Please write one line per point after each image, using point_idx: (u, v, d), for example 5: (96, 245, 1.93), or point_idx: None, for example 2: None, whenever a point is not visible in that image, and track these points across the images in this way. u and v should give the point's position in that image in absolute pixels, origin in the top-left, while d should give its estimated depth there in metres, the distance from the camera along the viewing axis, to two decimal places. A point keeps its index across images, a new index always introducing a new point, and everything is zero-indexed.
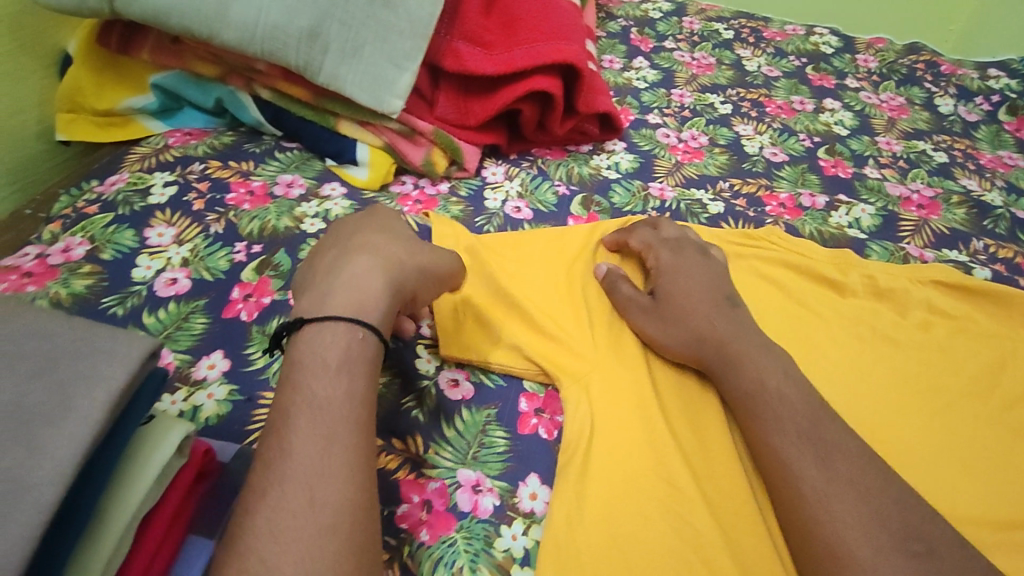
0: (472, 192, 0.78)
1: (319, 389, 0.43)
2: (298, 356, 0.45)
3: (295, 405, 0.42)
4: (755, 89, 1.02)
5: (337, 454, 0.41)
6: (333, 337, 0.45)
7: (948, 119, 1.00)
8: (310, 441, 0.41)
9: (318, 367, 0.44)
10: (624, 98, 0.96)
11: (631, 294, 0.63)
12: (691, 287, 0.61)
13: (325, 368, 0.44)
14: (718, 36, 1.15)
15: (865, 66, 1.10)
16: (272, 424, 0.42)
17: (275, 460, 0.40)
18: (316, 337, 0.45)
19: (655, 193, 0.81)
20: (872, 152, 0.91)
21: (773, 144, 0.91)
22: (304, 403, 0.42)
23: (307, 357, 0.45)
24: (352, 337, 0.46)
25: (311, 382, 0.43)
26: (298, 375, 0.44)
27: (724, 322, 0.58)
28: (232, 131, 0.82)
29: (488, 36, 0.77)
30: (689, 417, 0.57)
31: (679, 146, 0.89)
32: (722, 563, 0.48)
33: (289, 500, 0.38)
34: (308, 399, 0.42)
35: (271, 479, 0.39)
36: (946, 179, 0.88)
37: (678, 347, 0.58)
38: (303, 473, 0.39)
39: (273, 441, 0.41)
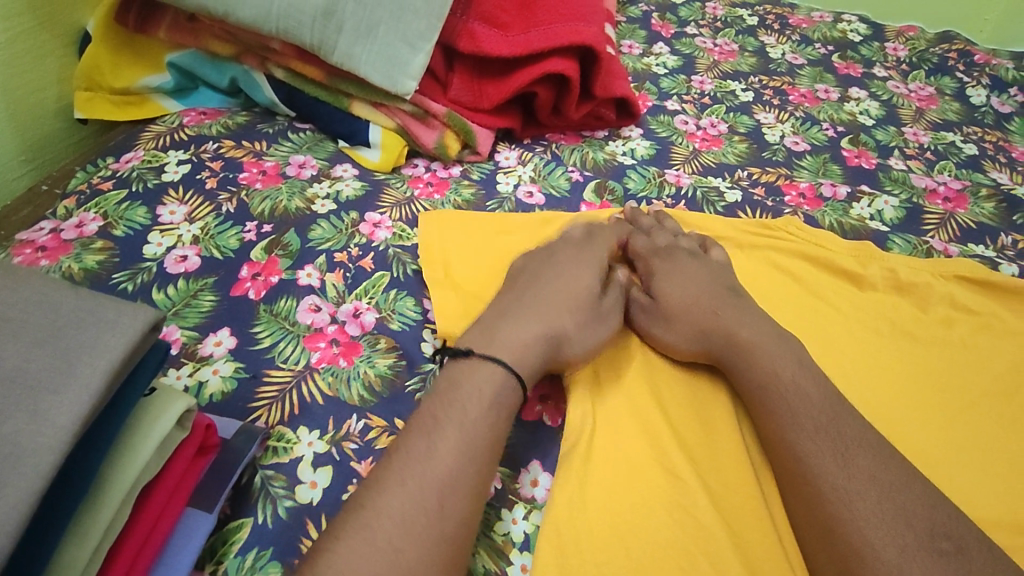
0: (484, 176, 0.77)
1: (476, 411, 0.47)
2: (460, 379, 0.50)
3: (452, 421, 0.47)
4: (778, 77, 1.00)
5: (473, 476, 0.45)
6: (492, 373, 0.50)
7: (980, 110, 0.96)
8: (453, 456, 0.45)
9: (472, 395, 0.48)
10: (642, 84, 0.95)
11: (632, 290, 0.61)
12: (695, 284, 0.60)
13: (482, 399, 0.48)
14: (742, 22, 1.13)
15: (894, 55, 1.06)
16: (421, 428, 0.46)
17: (416, 461, 0.44)
18: (480, 370, 0.50)
19: (671, 180, 0.79)
20: (898, 143, 0.88)
21: (795, 133, 0.88)
22: (458, 421, 0.46)
23: (468, 383, 0.49)
24: (507, 379, 0.50)
25: (470, 404, 0.48)
26: (459, 395, 0.48)
27: (735, 312, 0.57)
28: (246, 112, 0.82)
29: (504, 16, 0.75)
30: (693, 406, 0.56)
31: (698, 133, 0.87)
32: (722, 554, 0.47)
33: (422, 501, 0.42)
34: (464, 420, 0.47)
35: (410, 477, 0.43)
36: (975, 172, 0.85)
37: (682, 343, 0.57)
38: (442, 480, 0.43)
39: (421, 442, 0.45)
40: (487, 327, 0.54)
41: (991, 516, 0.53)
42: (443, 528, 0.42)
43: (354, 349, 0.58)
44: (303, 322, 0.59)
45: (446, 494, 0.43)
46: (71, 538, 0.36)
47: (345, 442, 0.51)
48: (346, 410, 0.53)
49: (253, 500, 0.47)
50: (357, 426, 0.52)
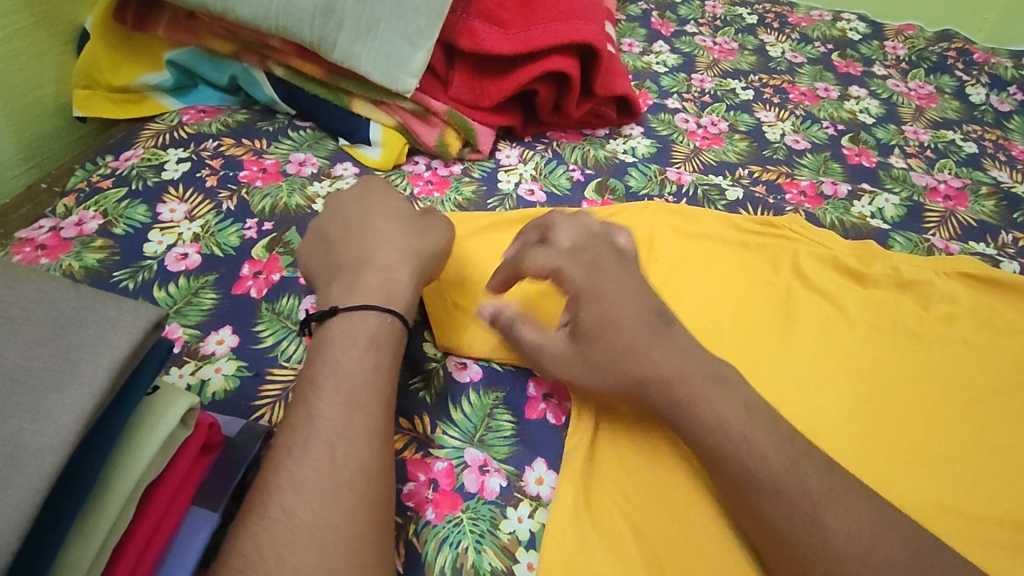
0: (486, 174, 0.77)
1: (347, 360, 0.47)
2: (331, 335, 0.49)
3: (325, 375, 0.46)
4: (778, 75, 1.00)
5: (361, 420, 0.44)
6: (362, 320, 0.50)
7: (979, 109, 0.97)
8: (335, 406, 0.44)
9: (346, 346, 0.48)
10: (643, 82, 0.94)
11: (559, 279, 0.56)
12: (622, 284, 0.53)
13: (354, 347, 0.48)
14: (742, 20, 1.13)
15: (894, 53, 1.07)
16: (301, 392, 0.46)
17: (299, 422, 0.44)
18: (349, 320, 0.50)
19: (673, 177, 0.79)
20: (899, 142, 0.88)
21: (795, 131, 0.88)
22: (332, 374, 0.46)
23: (340, 336, 0.49)
24: (379, 322, 0.50)
25: (341, 355, 0.47)
26: (329, 351, 0.48)
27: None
28: (246, 110, 0.82)
29: (505, 14, 0.75)
30: None
31: (698, 131, 0.87)
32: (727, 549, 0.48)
33: (312, 456, 0.42)
34: (337, 371, 0.46)
35: (299, 438, 0.43)
36: (975, 170, 0.85)
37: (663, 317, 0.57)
38: (329, 433, 0.43)
39: (301, 407, 0.45)
40: (349, 280, 0.54)
41: (994, 510, 0.53)
42: (339, 475, 0.42)
43: None
44: None
45: (336, 444, 0.43)
46: (75, 538, 0.35)
47: None
48: None
49: None
50: None
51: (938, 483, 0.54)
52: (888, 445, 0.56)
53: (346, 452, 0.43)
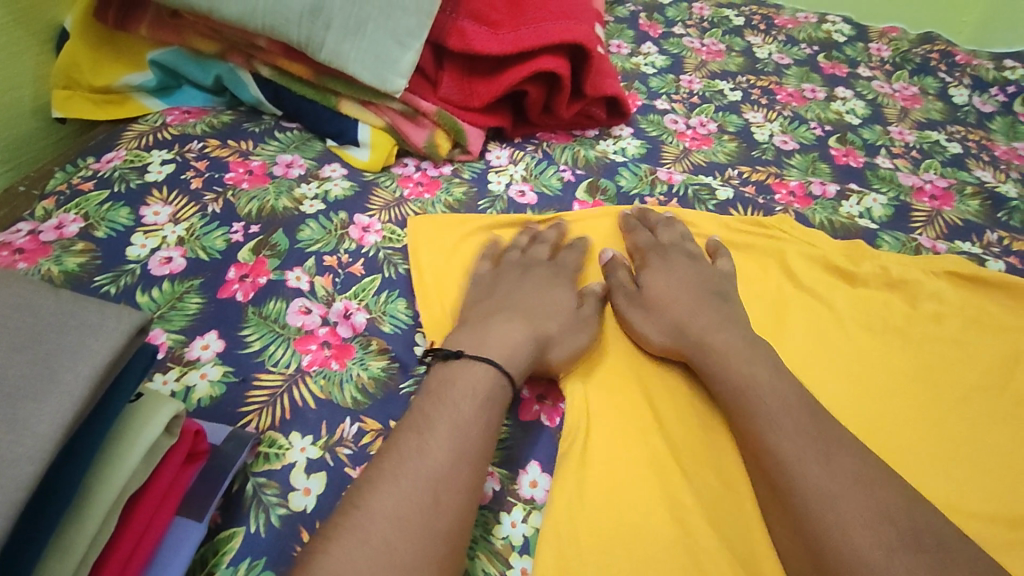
0: (475, 175, 0.77)
1: (467, 409, 0.48)
2: (453, 379, 0.50)
3: (443, 419, 0.47)
4: (766, 76, 1.00)
5: (466, 471, 0.45)
6: (481, 371, 0.51)
7: (963, 110, 0.98)
8: (445, 453, 0.45)
9: (466, 393, 0.49)
10: (632, 83, 0.95)
11: (625, 279, 0.63)
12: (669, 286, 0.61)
13: (474, 397, 0.49)
14: (729, 22, 1.13)
15: (878, 55, 1.08)
16: (415, 428, 0.47)
17: (410, 458, 0.44)
18: (471, 368, 0.51)
19: (663, 177, 0.79)
20: (885, 142, 0.89)
21: (783, 132, 0.89)
22: (451, 420, 0.47)
23: (461, 382, 0.50)
24: (498, 379, 0.51)
25: (461, 402, 0.48)
26: (450, 394, 0.49)
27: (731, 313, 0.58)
28: (231, 111, 0.80)
29: (495, 14, 0.75)
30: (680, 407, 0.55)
31: (688, 132, 0.87)
32: (710, 556, 0.47)
33: (416, 496, 0.42)
34: (455, 417, 0.47)
35: (403, 474, 0.44)
36: (960, 170, 0.85)
37: (660, 337, 0.58)
38: (435, 476, 0.44)
39: (412, 439, 0.46)
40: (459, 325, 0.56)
41: (985, 508, 0.53)
42: (437, 523, 0.42)
43: (346, 351, 0.56)
44: (293, 325, 0.58)
45: (440, 489, 0.43)
46: (54, 552, 0.34)
47: (339, 448, 0.50)
48: (340, 414, 0.52)
49: (244, 509, 0.46)
50: (351, 429, 0.51)
51: (929, 481, 0.54)
52: (879, 443, 0.56)
53: (450, 500, 0.43)
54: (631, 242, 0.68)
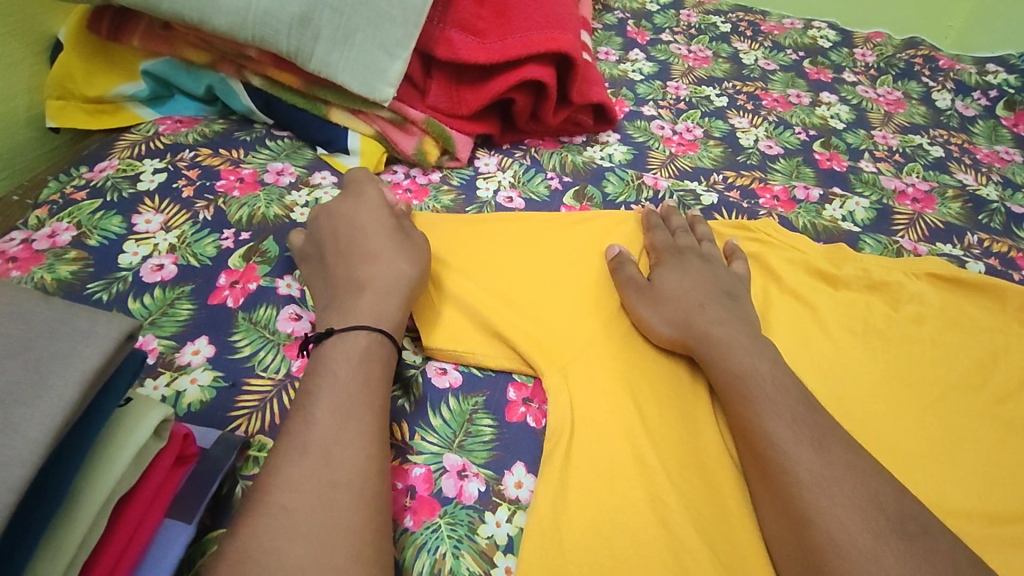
0: (464, 181, 0.78)
1: (339, 372, 0.48)
2: (327, 352, 0.50)
3: (319, 387, 0.48)
4: (752, 82, 1.02)
5: (352, 427, 0.45)
6: (353, 339, 0.51)
7: (945, 114, 0.99)
8: (329, 415, 0.46)
9: (338, 363, 0.49)
10: (619, 90, 0.96)
11: (633, 274, 0.64)
12: (679, 283, 0.62)
13: (346, 361, 0.49)
14: (716, 29, 1.15)
15: (863, 60, 1.09)
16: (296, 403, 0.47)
17: (294, 430, 0.45)
18: (342, 340, 0.51)
19: (649, 182, 0.80)
20: (868, 146, 0.90)
21: (768, 137, 0.90)
22: (327, 386, 0.47)
23: (334, 352, 0.50)
24: (373, 343, 0.51)
25: (334, 368, 0.49)
26: (323, 366, 0.49)
27: (712, 316, 0.59)
28: (223, 120, 0.81)
29: (481, 24, 0.77)
30: (662, 404, 0.56)
31: (674, 138, 0.88)
32: (692, 554, 0.48)
33: (307, 460, 0.43)
34: (330, 383, 0.48)
35: (292, 444, 0.44)
36: (942, 173, 0.86)
37: (664, 331, 0.59)
38: (322, 444, 0.44)
39: (296, 418, 0.46)
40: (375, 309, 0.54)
41: (962, 507, 0.54)
42: (334, 477, 0.43)
43: None
44: (283, 331, 0.59)
45: (331, 448, 0.44)
46: (43, 555, 0.35)
47: None
48: None
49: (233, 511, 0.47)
50: None
51: (908, 479, 0.55)
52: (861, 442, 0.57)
53: (341, 455, 0.44)
54: (650, 241, 0.69)
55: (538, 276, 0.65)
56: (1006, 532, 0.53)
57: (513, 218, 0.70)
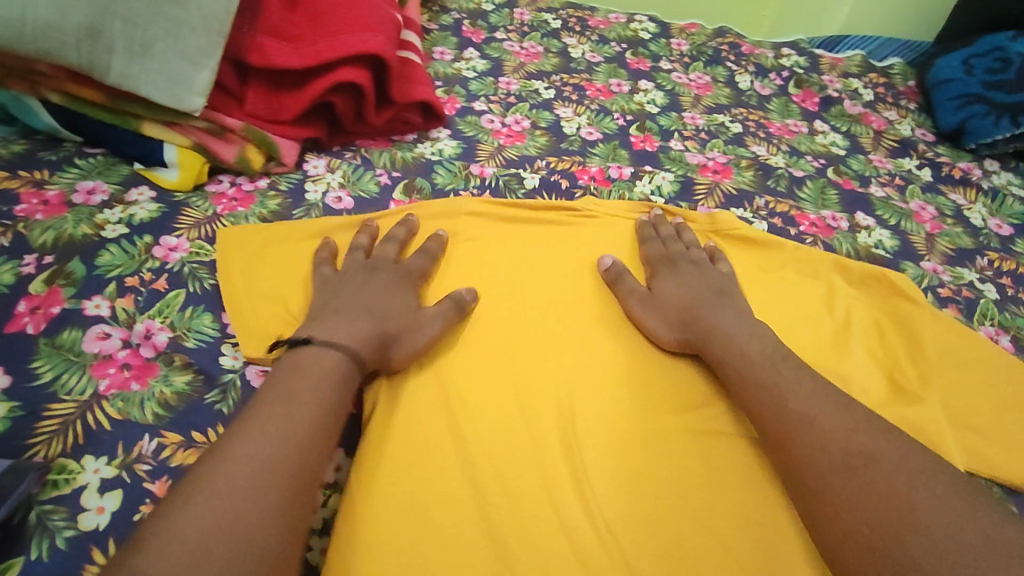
0: (292, 186, 0.78)
1: (321, 385, 0.52)
2: (309, 360, 0.54)
3: (300, 393, 0.51)
4: (578, 74, 1.09)
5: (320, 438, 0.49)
6: (335, 357, 0.55)
7: (746, 94, 1.11)
8: (306, 420, 0.49)
9: (320, 373, 0.53)
10: (452, 88, 1.01)
11: (635, 284, 0.69)
12: (686, 288, 0.68)
13: (327, 377, 0.53)
14: (547, 25, 1.22)
15: (678, 49, 1.20)
16: (274, 398, 0.50)
17: (269, 423, 0.48)
18: (326, 354, 0.55)
19: (475, 172, 0.84)
20: (677, 127, 1.00)
21: (589, 124, 0.97)
22: (307, 395, 0.51)
23: (315, 363, 0.54)
24: (349, 366, 0.55)
25: (316, 380, 0.52)
26: (306, 374, 0.53)
27: (696, 326, 0.64)
28: (26, 140, 0.77)
29: (294, 30, 0.78)
30: (477, 377, 0.60)
31: (502, 130, 0.94)
32: (496, 508, 0.52)
33: (278, 453, 0.46)
34: (310, 393, 0.51)
35: (265, 433, 0.47)
36: (739, 147, 0.97)
37: (670, 335, 0.64)
38: (296, 439, 0.48)
39: (273, 410, 0.49)
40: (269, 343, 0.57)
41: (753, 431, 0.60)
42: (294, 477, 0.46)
43: (147, 371, 0.57)
44: (88, 352, 0.57)
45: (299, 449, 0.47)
46: None
47: (135, 464, 0.50)
48: (138, 432, 0.52)
49: (28, 539, 0.45)
50: (150, 445, 0.52)
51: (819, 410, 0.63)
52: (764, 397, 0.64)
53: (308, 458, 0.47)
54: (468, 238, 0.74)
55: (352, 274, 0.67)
56: None
57: (335, 225, 0.72)
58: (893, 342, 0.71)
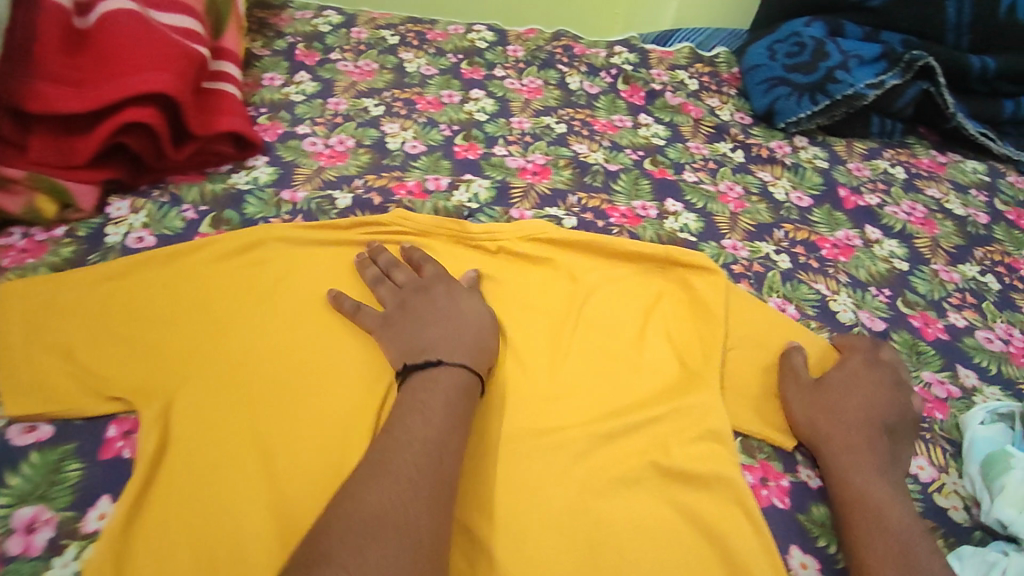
0: (91, 231, 0.77)
1: (453, 399, 0.60)
2: (439, 379, 0.61)
3: (438, 406, 0.59)
4: (409, 89, 1.11)
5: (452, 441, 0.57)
6: (461, 374, 0.62)
7: (575, 94, 1.15)
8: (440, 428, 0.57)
9: (455, 390, 0.61)
10: (277, 113, 1.01)
11: (802, 366, 0.71)
12: (857, 393, 0.68)
13: (459, 394, 0.61)
14: (384, 42, 1.23)
15: (513, 56, 1.23)
16: (413, 410, 0.58)
17: (406, 433, 0.56)
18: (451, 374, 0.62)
19: (287, 197, 0.86)
20: (503, 133, 1.03)
21: (414, 138, 1.00)
22: (442, 407, 0.59)
23: (445, 381, 0.61)
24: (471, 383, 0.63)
25: (445, 395, 0.60)
26: (438, 388, 0.60)
27: (823, 434, 0.65)
28: None
29: (77, 74, 0.77)
30: (266, 406, 0.63)
31: (324, 151, 0.95)
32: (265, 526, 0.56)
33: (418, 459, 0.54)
34: (442, 407, 0.59)
35: (403, 441, 0.55)
36: (560, 147, 1.01)
37: (799, 422, 0.67)
38: (431, 443, 0.55)
39: (414, 419, 0.57)
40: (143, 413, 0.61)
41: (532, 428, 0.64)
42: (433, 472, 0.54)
43: None
44: None
45: (432, 452, 0.55)
46: None
47: None
48: None
49: None
50: None
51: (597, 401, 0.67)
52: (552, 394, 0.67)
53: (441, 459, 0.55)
54: (273, 268, 0.75)
55: (140, 317, 0.68)
56: (552, 440, 0.63)
57: (127, 264, 0.72)
58: (683, 320, 0.76)
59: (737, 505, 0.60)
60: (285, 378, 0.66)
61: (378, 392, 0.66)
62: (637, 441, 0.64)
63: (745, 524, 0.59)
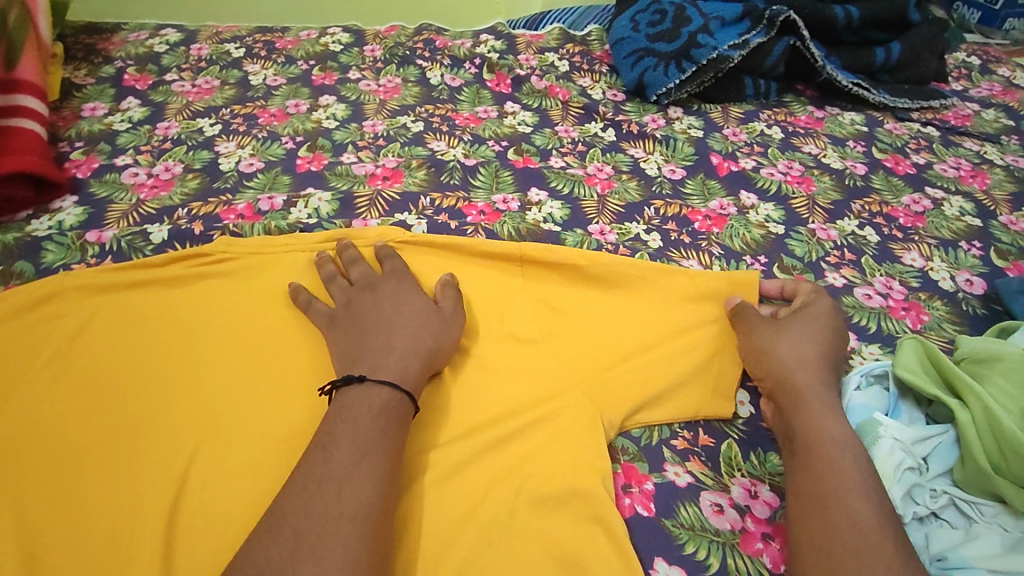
0: None
1: (369, 422, 0.54)
2: (353, 401, 0.55)
3: (349, 433, 0.53)
4: (252, 103, 1.02)
5: (368, 463, 0.51)
6: (385, 392, 0.56)
7: (437, 89, 1.08)
8: (349, 457, 0.51)
9: (374, 410, 0.55)
10: (94, 146, 0.91)
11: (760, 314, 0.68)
12: (810, 335, 0.65)
13: (375, 413, 0.55)
14: (228, 56, 1.13)
15: (370, 56, 1.15)
16: (320, 441, 0.53)
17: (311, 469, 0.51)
18: (369, 393, 0.56)
19: (93, 238, 0.76)
20: (352, 139, 0.95)
21: (252, 155, 0.91)
22: (352, 434, 0.53)
23: (364, 400, 0.55)
24: (398, 399, 0.56)
25: (359, 418, 0.54)
26: (349, 413, 0.54)
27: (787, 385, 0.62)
28: None
29: None
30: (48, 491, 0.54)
31: (147, 182, 0.85)
32: None
33: (321, 499, 0.49)
34: (354, 430, 0.53)
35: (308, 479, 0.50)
36: (415, 147, 0.94)
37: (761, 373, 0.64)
38: (338, 476, 0.50)
39: (319, 453, 0.52)
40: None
41: None
42: (341, 509, 0.48)
43: None
44: None
45: (341, 485, 0.49)
46: None
47: None
48: None
49: None
50: None
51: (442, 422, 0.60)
52: None
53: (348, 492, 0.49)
54: (70, 322, 0.65)
55: None
56: None
57: None
58: (540, 317, 0.69)
59: (590, 524, 0.55)
60: (66, 452, 0.57)
61: (183, 453, 0.57)
62: (481, 466, 0.58)
63: (602, 542, 0.54)
